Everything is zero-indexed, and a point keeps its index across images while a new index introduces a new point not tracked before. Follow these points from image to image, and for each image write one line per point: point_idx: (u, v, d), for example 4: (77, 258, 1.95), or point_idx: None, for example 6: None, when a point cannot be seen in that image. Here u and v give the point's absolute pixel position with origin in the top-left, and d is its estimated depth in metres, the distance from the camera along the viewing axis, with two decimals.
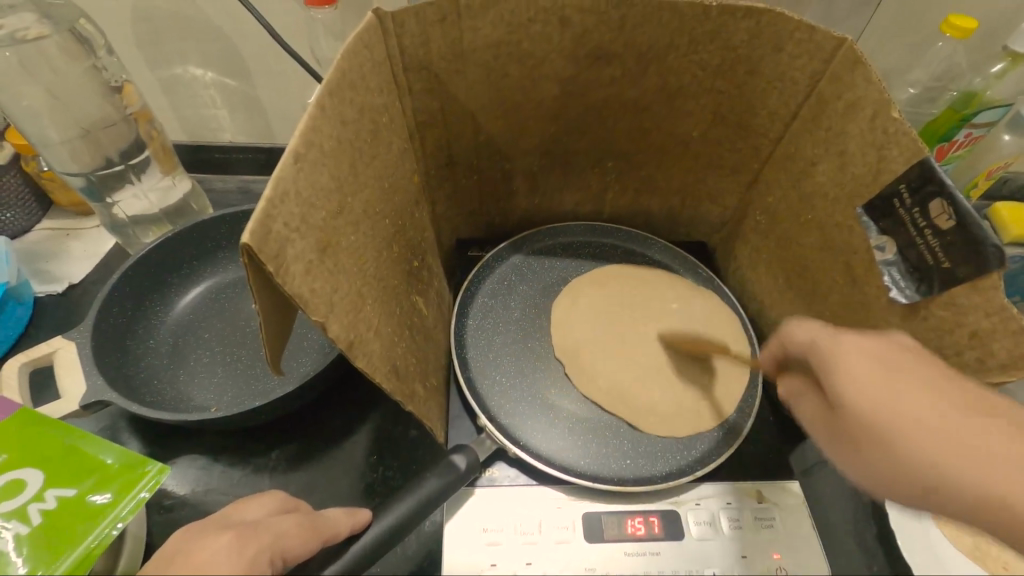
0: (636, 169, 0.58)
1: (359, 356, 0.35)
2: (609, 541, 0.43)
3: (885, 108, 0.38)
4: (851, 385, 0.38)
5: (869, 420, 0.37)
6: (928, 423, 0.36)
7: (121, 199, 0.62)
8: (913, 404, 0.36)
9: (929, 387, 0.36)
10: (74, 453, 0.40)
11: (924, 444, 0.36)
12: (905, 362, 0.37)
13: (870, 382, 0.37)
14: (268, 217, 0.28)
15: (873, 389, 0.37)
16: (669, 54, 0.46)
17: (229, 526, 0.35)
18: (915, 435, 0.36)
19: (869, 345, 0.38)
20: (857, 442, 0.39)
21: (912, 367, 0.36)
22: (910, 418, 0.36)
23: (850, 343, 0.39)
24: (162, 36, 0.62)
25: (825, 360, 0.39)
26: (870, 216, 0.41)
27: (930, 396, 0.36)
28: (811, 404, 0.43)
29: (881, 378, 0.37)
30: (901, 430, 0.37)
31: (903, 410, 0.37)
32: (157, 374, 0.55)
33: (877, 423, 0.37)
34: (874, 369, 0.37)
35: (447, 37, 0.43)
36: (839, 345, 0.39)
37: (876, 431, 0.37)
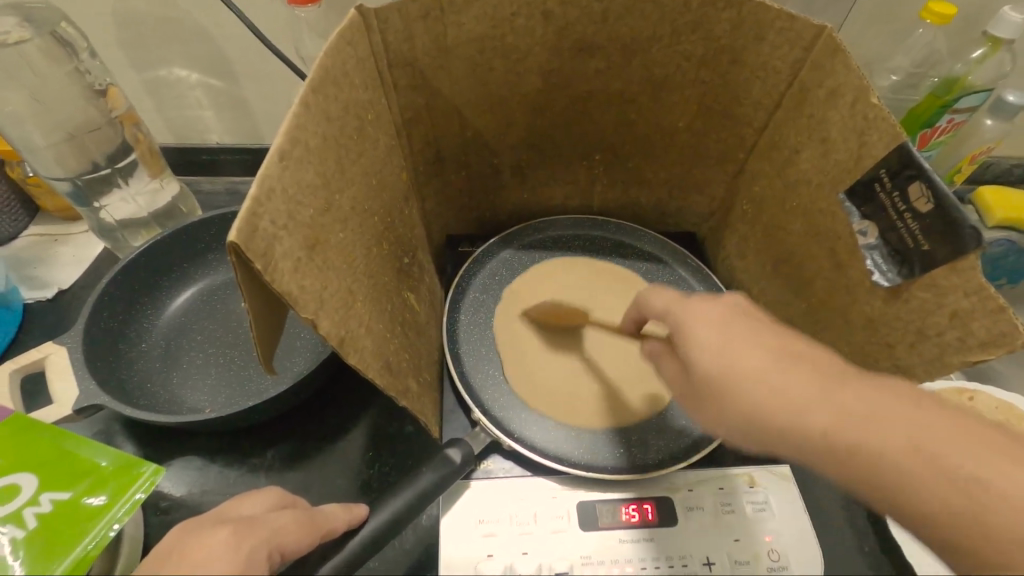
0: (624, 161, 0.58)
1: (350, 352, 0.35)
2: (604, 529, 0.43)
3: (864, 94, 0.38)
4: (698, 347, 0.37)
5: (743, 399, 0.35)
6: (771, 389, 0.34)
7: (108, 202, 0.62)
8: (752, 360, 0.35)
9: (767, 336, 0.36)
10: (68, 457, 0.40)
11: (769, 411, 0.34)
12: (730, 322, 0.38)
13: (755, 365, 0.35)
14: (254, 215, 0.28)
15: (726, 358, 0.36)
16: (652, 45, 0.46)
17: (225, 523, 0.35)
18: (748, 388, 0.35)
19: (712, 308, 0.39)
20: (710, 400, 0.36)
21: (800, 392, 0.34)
22: (752, 382, 0.35)
23: (694, 311, 0.39)
24: (145, 38, 0.62)
25: (681, 326, 0.39)
26: (852, 202, 0.41)
27: (767, 363, 0.35)
28: (670, 365, 0.42)
29: (738, 340, 0.36)
30: (736, 388, 0.35)
31: (749, 369, 0.35)
32: (150, 377, 0.55)
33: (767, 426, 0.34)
34: (718, 336, 0.37)
35: (431, 33, 0.44)
36: (688, 311, 0.39)
37: (747, 408, 0.35)
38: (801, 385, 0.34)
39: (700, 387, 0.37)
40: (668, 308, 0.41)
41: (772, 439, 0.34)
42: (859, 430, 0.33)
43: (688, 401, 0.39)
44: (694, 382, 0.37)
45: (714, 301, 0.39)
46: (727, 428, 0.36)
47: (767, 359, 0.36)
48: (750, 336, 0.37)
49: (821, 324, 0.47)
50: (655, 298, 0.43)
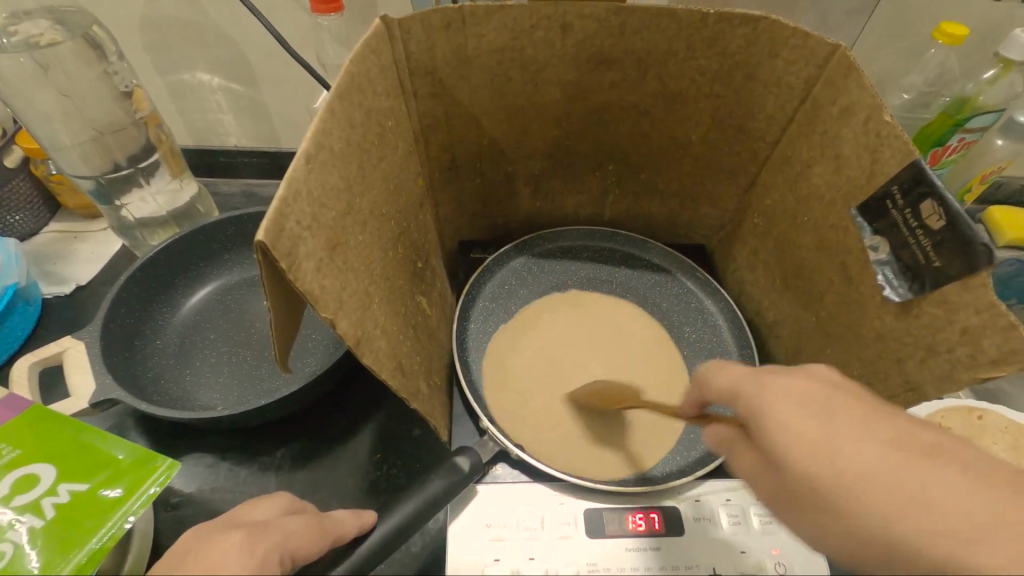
0: (636, 172, 0.59)
1: (366, 353, 0.36)
2: (611, 536, 0.43)
3: (878, 112, 0.39)
4: (785, 440, 0.32)
5: (801, 472, 0.31)
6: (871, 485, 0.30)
7: (129, 201, 0.64)
8: (849, 450, 0.31)
9: (861, 418, 0.32)
10: (86, 449, 0.40)
11: (837, 482, 0.30)
12: (835, 411, 0.32)
13: (801, 427, 0.32)
14: (281, 216, 0.29)
15: (822, 457, 0.31)
16: (668, 59, 0.47)
17: (238, 526, 0.36)
18: (847, 491, 0.30)
19: (802, 386, 0.33)
20: (795, 501, 0.32)
21: (832, 409, 0.32)
22: (850, 489, 0.30)
23: (770, 396, 0.34)
24: (171, 42, 0.64)
25: (747, 405, 0.35)
26: (864, 217, 0.41)
27: (867, 452, 0.30)
28: (744, 453, 0.36)
29: (833, 423, 0.31)
30: (843, 487, 0.30)
31: (840, 458, 0.30)
32: (163, 373, 0.56)
33: (804, 480, 0.31)
34: (816, 423, 0.32)
35: (452, 44, 0.45)
36: (766, 389, 0.34)
37: (808, 477, 0.31)
38: (885, 472, 0.30)
39: (792, 491, 0.32)
40: (736, 387, 0.36)
41: (861, 548, 0.30)
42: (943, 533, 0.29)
43: (784, 503, 0.33)
44: (786, 484, 0.32)
45: (791, 375, 0.34)
46: (830, 537, 0.31)
47: (774, 405, 0.33)
48: (852, 422, 0.32)
49: (831, 337, 0.47)
50: (720, 375, 0.38)
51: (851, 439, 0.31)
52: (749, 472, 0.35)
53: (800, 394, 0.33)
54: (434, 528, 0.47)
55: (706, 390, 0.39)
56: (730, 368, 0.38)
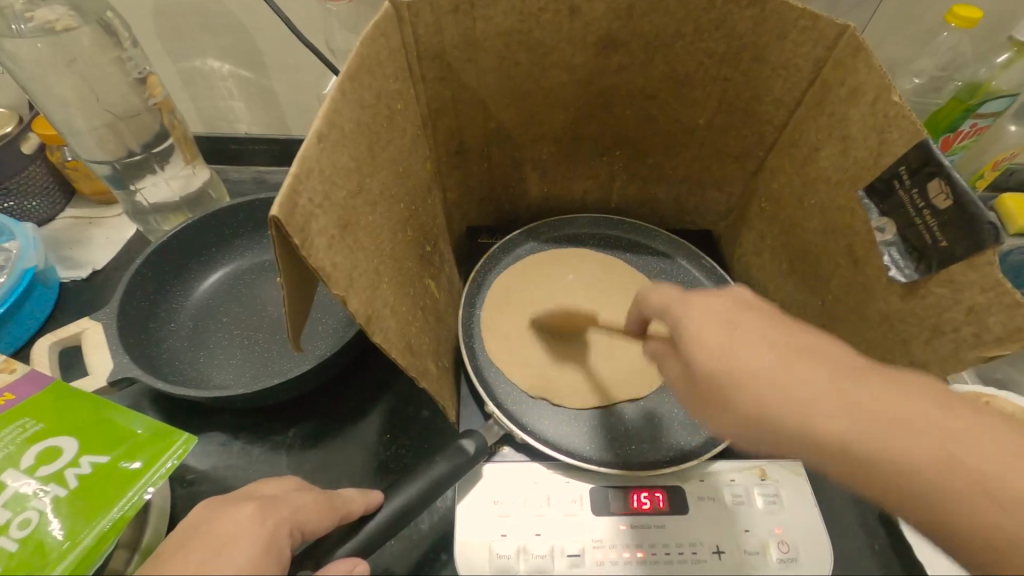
0: (643, 157, 0.59)
1: (376, 331, 0.37)
2: (616, 514, 0.44)
3: (886, 92, 0.39)
4: (698, 350, 0.36)
5: (713, 376, 0.35)
6: (780, 384, 0.33)
7: (143, 186, 0.65)
8: (750, 355, 0.34)
9: (761, 329, 0.36)
10: (107, 423, 0.42)
11: (776, 408, 0.33)
12: (743, 322, 0.36)
13: (755, 359, 0.34)
14: (294, 192, 0.29)
15: (733, 355, 0.35)
16: (676, 42, 0.47)
17: (251, 499, 0.38)
18: (779, 397, 0.33)
19: (718, 302, 0.37)
20: (717, 406, 0.35)
21: (741, 319, 0.36)
22: (757, 381, 0.34)
23: (697, 310, 0.37)
24: (182, 29, 0.64)
25: (675, 321, 0.38)
26: (871, 199, 0.41)
27: (775, 360, 0.34)
28: (674, 367, 0.40)
29: (739, 334, 0.35)
30: (745, 384, 0.34)
31: (740, 358, 0.34)
32: (178, 353, 0.57)
33: (738, 390, 0.34)
34: (724, 333, 0.36)
35: (460, 26, 0.45)
36: (690, 307, 0.38)
37: (723, 392, 0.34)
38: (804, 380, 0.34)
39: (703, 389, 0.36)
40: (668, 305, 0.40)
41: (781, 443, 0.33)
42: (825, 414, 0.33)
43: (698, 405, 0.37)
44: (694, 383, 0.37)
45: (720, 297, 0.38)
46: (732, 429, 0.35)
47: (703, 325, 0.36)
48: (762, 334, 0.35)
49: (836, 320, 0.47)
50: (657, 294, 0.42)
51: (768, 350, 0.35)
52: (678, 382, 0.39)
53: (719, 310, 0.37)
54: (443, 507, 0.48)
55: (644, 307, 0.44)
56: (665, 289, 0.42)
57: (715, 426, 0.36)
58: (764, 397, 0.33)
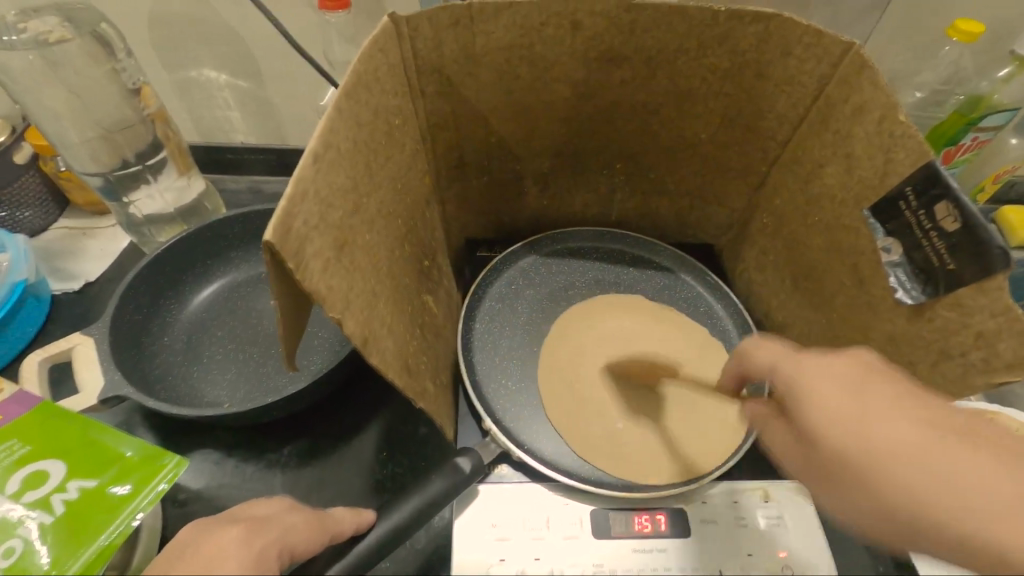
0: (645, 171, 0.58)
1: (373, 353, 0.36)
2: (616, 538, 0.43)
3: (891, 111, 0.38)
4: (818, 409, 0.36)
5: (822, 434, 0.36)
6: (874, 446, 0.35)
7: (136, 198, 0.64)
8: (883, 429, 0.35)
9: (899, 403, 0.36)
10: (95, 446, 0.41)
11: (882, 455, 0.35)
12: (869, 388, 0.37)
13: (830, 397, 0.36)
14: (288, 215, 0.28)
15: (836, 408, 0.36)
16: (678, 58, 0.47)
17: (239, 520, 0.37)
18: (903, 484, 0.34)
19: (839, 364, 0.38)
20: (846, 487, 0.36)
21: (868, 390, 0.36)
22: (895, 460, 0.35)
23: (810, 368, 0.38)
24: (178, 40, 0.64)
25: (788, 381, 0.39)
26: (877, 219, 0.41)
27: (924, 442, 0.35)
28: (780, 434, 0.41)
29: (870, 402, 0.36)
30: (868, 463, 0.35)
31: (871, 431, 0.35)
32: (172, 369, 0.56)
33: (847, 458, 0.35)
34: (852, 397, 0.36)
35: (460, 41, 0.44)
36: (803, 368, 0.38)
37: (858, 471, 0.35)
38: (914, 439, 0.35)
39: (822, 460, 0.37)
40: (774, 363, 0.40)
41: (889, 517, 0.35)
42: (914, 474, 0.34)
43: (824, 484, 0.37)
44: (813, 457, 0.37)
45: (829, 355, 0.38)
46: (858, 508, 0.36)
47: (814, 382, 0.37)
48: (887, 401, 0.36)
49: (840, 340, 0.46)
50: (763, 351, 0.42)
51: (888, 417, 0.35)
52: (786, 448, 0.40)
53: (839, 372, 0.37)
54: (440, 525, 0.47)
55: (748, 365, 0.43)
56: (773, 343, 0.42)
57: (832, 499, 0.37)
58: (891, 471, 0.35)
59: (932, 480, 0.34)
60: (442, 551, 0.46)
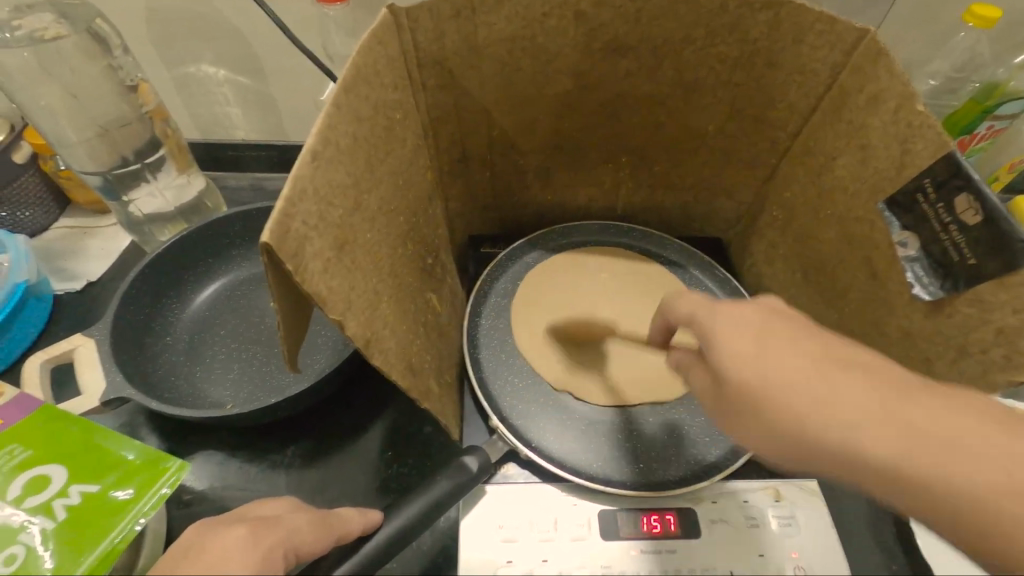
0: (651, 164, 0.57)
1: (376, 354, 0.35)
2: (625, 539, 0.43)
3: (909, 100, 0.37)
4: (736, 363, 0.33)
5: (744, 387, 0.32)
6: (799, 391, 0.31)
7: (137, 197, 0.63)
8: (791, 365, 0.32)
9: (796, 338, 0.33)
10: (97, 449, 0.40)
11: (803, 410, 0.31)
12: (769, 336, 0.33)
13: (744, 349, 0.33)
14: (287, 215, 0.28)
15: (757, 366, 0.32)
16: (685, 47, 0.45)
17: (244, 520, 0.36)
18: (810, 420, 0.31)
19: (744, 309, 0.35)
20: (747, 418, 0.33)
21: (776, 327, 0.34)
22: (792, 389, 0.31)
23: (722, 320, 0.35)
24: (176, 36, 0.63)
25: (704, 328, 0.36)
26: (893, 212, 0.39)
27: (811, 366, 0.32)
28: (700, 376, 0.37)
29: (772, 344, 0.33)
30: (763, 397, 0.32)
31: (768, 369, 0.32)
32: (174, 369, 0.56)
33: (751, 395, 0.32)
34: (755, 346, 0.33)
35: (461, 33, 0.43)
36: (717, 313, 0.36)
37: (753, 398, 0.32)
38: (849, 390, 0.31)
39: (732, 403, 0.34)
40: (694, 313, 0.38)
41: (785, 448, 0.32)
42: (837, 426, 0.30)
43: (724, 411, 0.34)
44: (724, 396, 0.34)
45: (753, 301, 0.36)
46: (762, 442, 0.33)
47: (724, 337, 0.34)
48: (781, 340, 0.33)
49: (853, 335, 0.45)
50: (683, 303, 0.39)
51: (789, 351, 0.32)
52: (705, 392, 0.36)
53: (749, 317, 0.34)
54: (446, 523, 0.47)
55: (671, 314, 0.41)
56: (690, 295, 0.40)
57: (739, 436, 0.34)
58: (796, 413, 0.31)
59: (841, 434, 0.30)
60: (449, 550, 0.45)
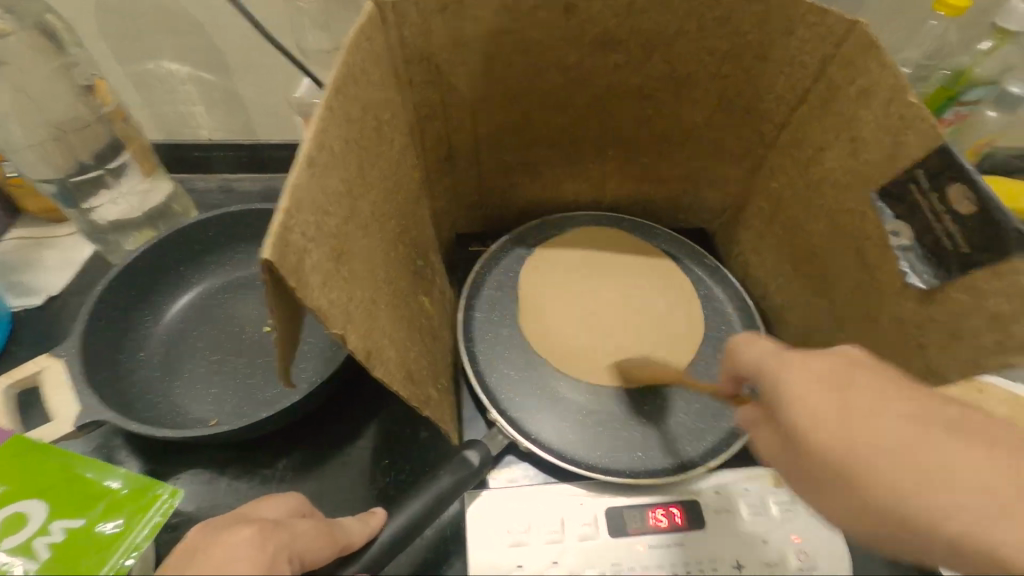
0: (638, 157, 0.57)
1: (377, 366, 0.34)
2: (632, 535, 0.43)
3: (901, 92, 0.37)
4: (817, 428, 0.33)
5: (821, 450, 0.33)
6: (865, 451, 0.32)
7: (98, 203, 0.58)
8: (883, 421, 0.33)
9: (874, 386, 0.34)
10: (76, 481, 0.38)
11: (915, 488, 0.31)
12: (855, 382, 0.35)
13: (822, 408, 0.34)
14: (286, 229, 0.26)
15: (865, 445, 0.32)
16: (675, 39, 0.45)
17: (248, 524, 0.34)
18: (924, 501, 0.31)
19: (831, 360, 0.36)
20: (829, 490, 0.34)
21: (852, 380, 0.35)
22: (876, 452, 0.32)
23: (795, 374, 0.35)
24: (132, 30, 0.59)
25: (771, 383, 0.37)
26: (885, 202, 0.40)
27: (917, 431, 0.33)
28: (766, 436, 0.38)
29: (854, 396, 0.34)
30: (863, 483, 0.32)
31: (879, 437, 0.32)
32: (152, 386, 0.53)
33: (824, 460, 0.33)
34: (834, 396, 0.34)
35: (449, 27, 0.42)
36: (787, 365, 0.36)
37: (845, 468, 0.32)
38: (942, 454, 0.32)
39: (815, 465, 0.34)
40: (761, 365, 0.38)
41: (872, 521, 0.32)
42: (931, 494, 0.31)
43: (793, 477, 0.36)
44: (801, 465, 0.35)
45: (819, 356, 0.36)
46: (841, 516, 0.34)
47: (802, 390, 0.35)
48: (875, 394, 0.34)
49: (843, 323, 0.46)
50: (751, 349, 0.39)
51: (887, 413, 0.33)
52: (777, 456, 0.37)
53: (821, 371, 0.35)
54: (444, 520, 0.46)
55: (736, 365, 0.41)
56: (760, 342, 0.40)
57: (818, 505, 0.35)
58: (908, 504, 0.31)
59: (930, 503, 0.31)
60: (445, 551, 0.45)
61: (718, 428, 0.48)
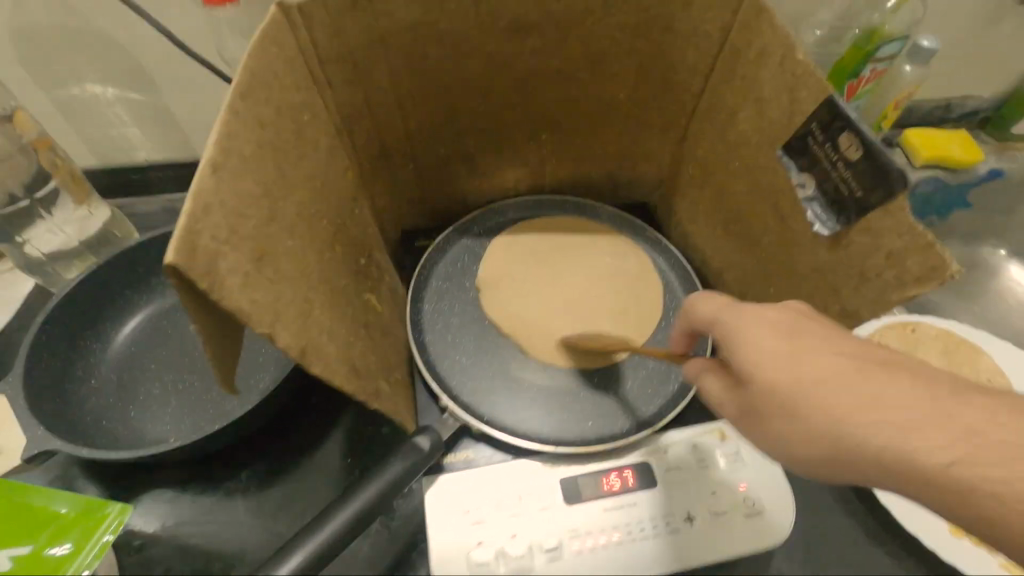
0: (570, 139, 0.58)
1: (313, 362, 0.34)
2: (587, 500, 0.44)
3: (791, 51, 0.40)
4: (759, 359, 0.35)
5: (772, 384, 0.34)
6: (808, 378, 0.34)
7: (32, 236, 0.58)
8: (822, 366, 0.34)
9: (829, 338, 0.35)
10: (23, 511, 0.38)
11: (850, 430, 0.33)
12: (802, 331, 0.35)
13: (773, 346, 0.35)
14: (192, 233, 0.26)
15: (801, 360, 0.34)
16: (585, 20, 0.46)
17: None
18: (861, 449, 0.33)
19: (780, 314, 0.36)
20: (766, 417, 0.35)
21: (804, 328, 0.35)
22: (827, 390, 0.33)
23: (749, 316, 0.36)
24: (49, 56, 0.58)
25: (727, 331, 0.37)
26: (790, 156, 0.42)
27: (848, 369, 0.34)
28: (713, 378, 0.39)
29: (804, 339, 0.35)
30: (810, 399, 0.33)
31: (802, 370, 0.34)
32: (105, 413, 0.52)
33: (774, 389, 0.34)
34: (786, 343, 0.35)
35: (360, 25, 0.42)
36: (743, 315, 0.37)
37: (784, 399, 0.34)
38: (886, 396, 0.33)
39: (766, 403, 0.35)
40: (716, 314, 0.38)
41: (817, 452, 0.34)
42: (872, 425, 0.33)
43: (741, 413, 0.36)
44: (744, 400, 0.36)
45: (769, 306, 0.37)
46: (781, 447, 0.35)
47: (751, 333, 0.36)
48: (822, 339, 0.35)
49: (772, 278, 0.48)
50: (705, 303, 0.40)
51: (825, 350, 0.34)
52: (721, 398, 0.38)
53: (774, 319, 0.36)
54: (409, 511, 0.47)
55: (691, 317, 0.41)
56: (715, 296, 0.40)
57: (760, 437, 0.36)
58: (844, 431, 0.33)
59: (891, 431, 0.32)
60: (410, 540, 0.46)
61: (664, 391, 0.50)
